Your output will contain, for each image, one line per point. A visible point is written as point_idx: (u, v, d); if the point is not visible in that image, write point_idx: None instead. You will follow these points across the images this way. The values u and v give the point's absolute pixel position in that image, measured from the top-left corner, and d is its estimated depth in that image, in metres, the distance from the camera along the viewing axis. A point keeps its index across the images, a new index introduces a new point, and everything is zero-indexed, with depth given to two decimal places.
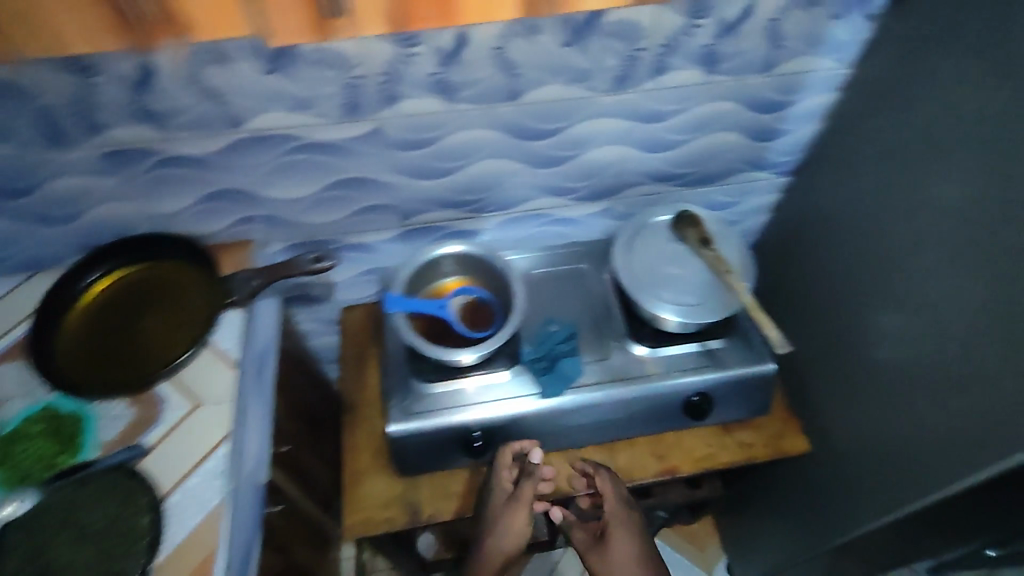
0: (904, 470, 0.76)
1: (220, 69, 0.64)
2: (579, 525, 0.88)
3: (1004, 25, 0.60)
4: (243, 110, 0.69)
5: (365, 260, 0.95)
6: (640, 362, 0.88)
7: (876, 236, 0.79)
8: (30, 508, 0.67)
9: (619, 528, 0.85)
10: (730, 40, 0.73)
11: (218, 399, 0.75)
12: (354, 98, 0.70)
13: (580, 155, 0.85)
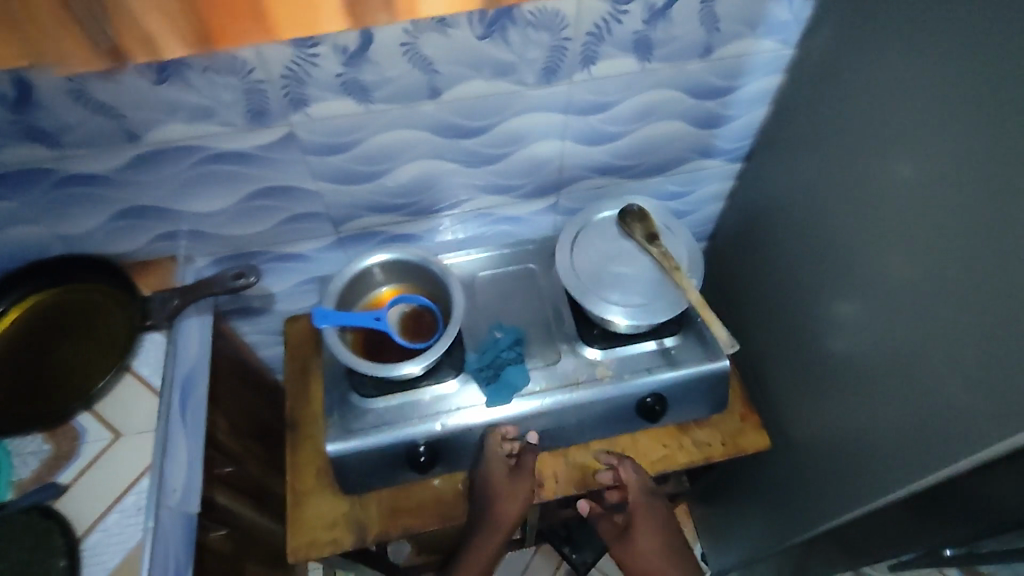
0: (865, 464, 0.74)
1: (105, 82, 0.60)
2: (605, 516, 0.88)
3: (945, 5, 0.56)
4: (139, 125, 0.64)
5: (301, 268, 0.91)
6: (590, 365, 0.84)
7: (828, 224, 0.75)
8: None
9: (644, 522, 0.85)
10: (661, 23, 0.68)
11: (141, 429, 0.71)
12: (259, 107, 0.65)
13: (515, 152, 0.80)
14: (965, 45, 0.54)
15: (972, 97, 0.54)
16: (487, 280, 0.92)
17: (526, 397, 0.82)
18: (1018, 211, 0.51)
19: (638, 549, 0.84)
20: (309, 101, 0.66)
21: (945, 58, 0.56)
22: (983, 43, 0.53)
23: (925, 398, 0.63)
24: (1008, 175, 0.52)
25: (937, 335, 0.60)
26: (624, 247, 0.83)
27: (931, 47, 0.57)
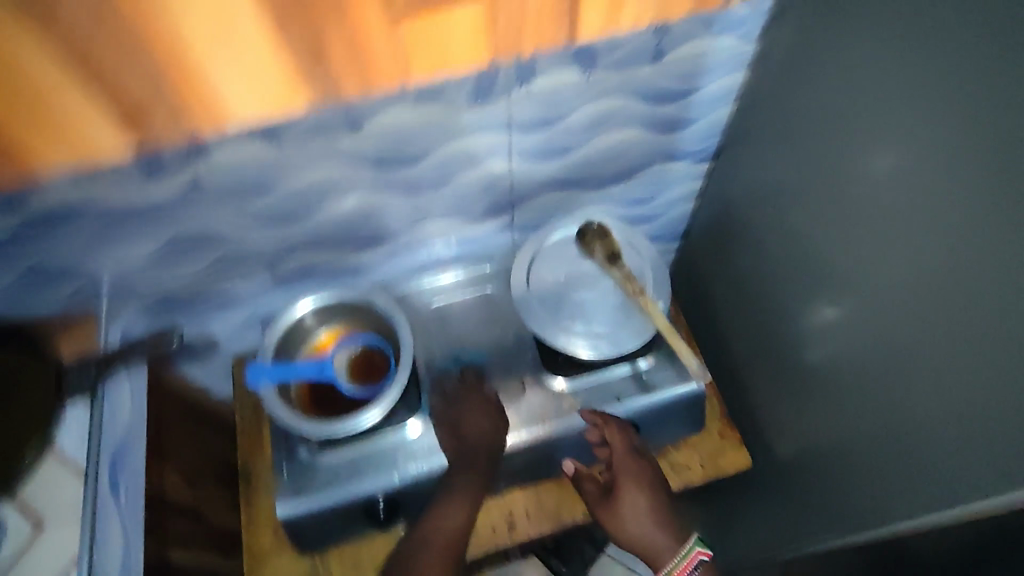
0: (847, 492, 0.69)
1: None
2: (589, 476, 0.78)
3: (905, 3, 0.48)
4: (14, 191, 0.57)
5: (242, 310, 0.84)
6: (556, 397, 0.78)
7: (800, 236, 0.69)
8: None
9: (630, 480, 0.75)
10: (597, 26, 0.60)
11: (69, 515, 0.66)
12: (150, 158, 0.58)
13: (457, 174, 0.73)
14: (930, 50, 0.47)
15: (940, 111, 0.47)
16: (444, 308, 0.85)
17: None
18: (1004, 237, 0.44)
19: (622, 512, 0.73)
20: (207, 146, 0.58)
21: (907, 64, 0.49)
22: (949, 50, 0.45)
23: (905, 433, 0.58)
24: (994, 193, 0.44)
25: (915, 368, 0.55)
26: (587, 271, 0.77)
27: (894, 50, 0.50)
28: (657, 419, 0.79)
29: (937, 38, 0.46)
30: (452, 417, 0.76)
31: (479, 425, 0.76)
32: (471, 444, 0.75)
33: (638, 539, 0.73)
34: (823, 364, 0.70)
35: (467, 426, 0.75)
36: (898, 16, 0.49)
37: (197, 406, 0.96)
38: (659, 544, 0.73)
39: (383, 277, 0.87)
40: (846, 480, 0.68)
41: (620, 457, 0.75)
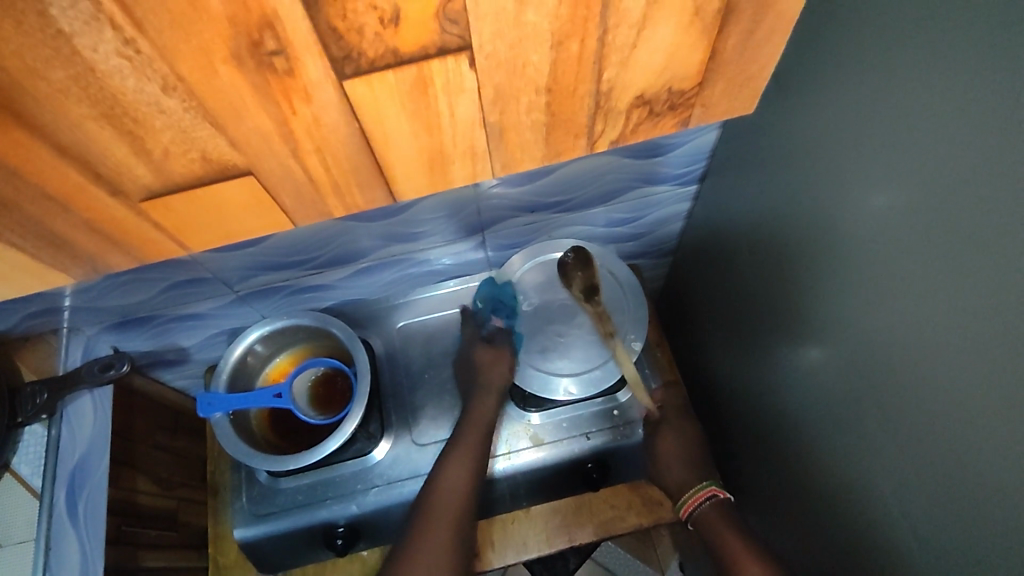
0: (822, 554, 0.65)
1: None
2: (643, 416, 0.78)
3: (902, 50, 0.42)
4: None
5: (208, 324, 0.83)
6: (525, 429, 0.76)
7: (784, 277, 0.63)
8: None
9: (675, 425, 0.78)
10: None
11: (23, 537, 0.65)
12: None
13: (417, 203, 0.69)
14: (926, 111, 0.41)
15: (934, 174, 0.41)
16: (411, 329, 0.83)
17: (494, 460, 0.75)
18: (1007, 327, 0.38)
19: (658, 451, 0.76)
20: None
21: (902, 123, 0.43)
22: (946, 107, 0.39)
23: (889, 506, 0.53)
24: (998, 279, 0.38)
25: (901, 443, 0.50)
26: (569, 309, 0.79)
27: (886, 99, 0.44)
28: (631, 454, 0.77)
29: (936, 88, 0.40)
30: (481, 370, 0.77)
31: (496, 389, 0.75)
32: (486, 410, 0.74)
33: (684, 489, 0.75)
34: (798, 412, 0.65)
35: (486, 397, 0.75)
36: (889, 62, 0.43)
37: (174, 410, 0.96)
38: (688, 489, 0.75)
39: (353, 293, 0.85)
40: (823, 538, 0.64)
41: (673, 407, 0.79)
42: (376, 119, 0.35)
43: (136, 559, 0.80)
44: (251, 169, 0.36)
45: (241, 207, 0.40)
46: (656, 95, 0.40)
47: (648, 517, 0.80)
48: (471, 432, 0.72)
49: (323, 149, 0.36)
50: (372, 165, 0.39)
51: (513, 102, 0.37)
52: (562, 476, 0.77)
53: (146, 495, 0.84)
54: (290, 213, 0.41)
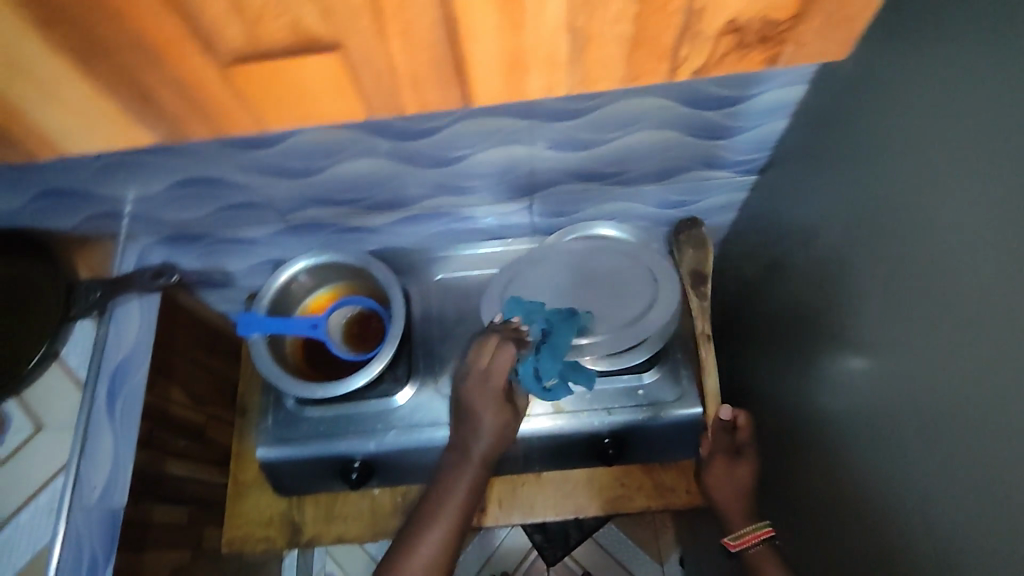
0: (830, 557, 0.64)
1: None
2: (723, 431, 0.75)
3: (985, 36, 0.40)
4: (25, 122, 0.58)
5: (255, 251, 0.85)
6: (546, 396, 0.76)
7: (831, 277, 0.61)
8: None
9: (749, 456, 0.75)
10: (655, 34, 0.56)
11: (63, 425, 0.69)
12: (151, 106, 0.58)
13: (470, 155, 0.69)
14: (1005, 97, 0.39)
15: (1002, 168, 0.40)
16: (448, 283, 0.83)
17: None
18: None
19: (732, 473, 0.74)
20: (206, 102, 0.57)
21: (976, 110, 0.41)
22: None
23: (908, 514, 0.52)
24: None
25: (927, 449, 0.48)
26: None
27: (960, 88, 0.42)
28: (649, 434, 0.76)
29: (1017, 77, 0.38)
30: (473, 399, 0.69)
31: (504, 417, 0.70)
32: (471, 474, 0.68)
33: (716, 492, 0.75)
34: (827, 413, 0.64)
35: (473, 457, 0.69)
36: (969, 50, 0.41)
37: (214, 331, 0.99)
38: (735, 515, 0.73)
39: (396, 241, 0.86)
40: (835, 542, 0.63)
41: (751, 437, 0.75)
42: (464, 5, 0.35)
43: (161, 462, 0.84)
44: (337, 43, 0.37)
45: (316, 89, 0.40)
46: (749, 23, 0.39)
47: (660, 504, 0.80)
48: (458, 484, 0.68)
49: (408, 33, 0.37)
50: (454, 60, 0.39)
51: (603, 7, 0.36)
52: (580, 448, 0.78)
53: (177, 405, 0.88)
54: (366, 102, 0.42)
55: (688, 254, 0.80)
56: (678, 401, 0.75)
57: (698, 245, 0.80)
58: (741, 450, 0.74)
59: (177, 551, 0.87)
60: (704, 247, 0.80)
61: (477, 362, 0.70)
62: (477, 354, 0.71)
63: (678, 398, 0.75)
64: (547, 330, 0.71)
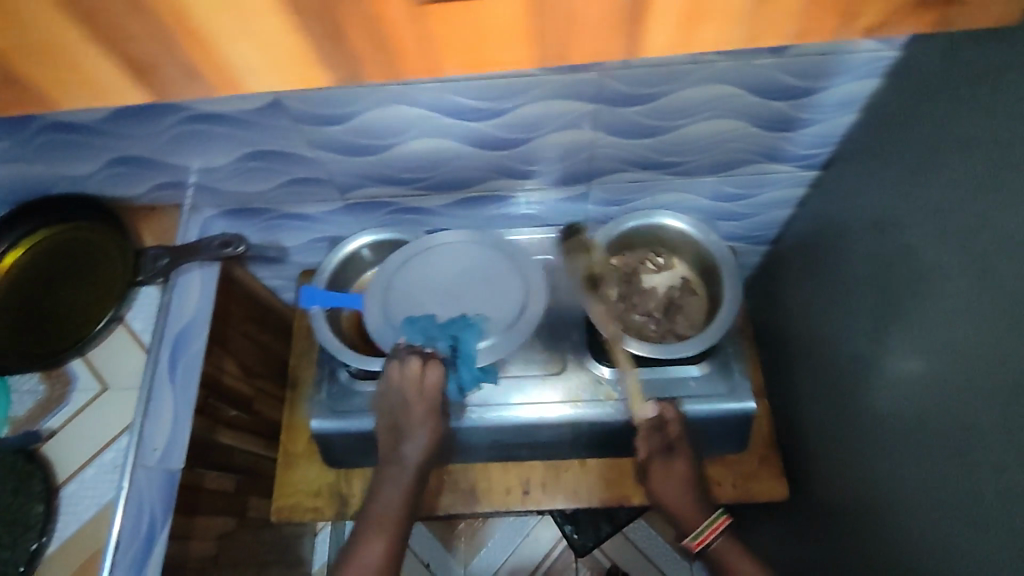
0: (888, 556, 0.64)
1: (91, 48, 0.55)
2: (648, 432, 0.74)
3: None
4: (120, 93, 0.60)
5: (313, 228, 0.87)
6: (596, 382, 0.76)
7: (897, 272, 0.61)
8: None
9: (683, 451, 0.75)
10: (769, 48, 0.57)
11: (127, 386, 0.72)
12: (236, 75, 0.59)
13: (536, 138, 0.69)
14: None
15: None
16: None
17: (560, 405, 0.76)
18: None
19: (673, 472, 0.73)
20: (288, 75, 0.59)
21: None
22: None
23: (972, 510, 0.51)
24: None
25: (998, 446, 0.48)
26: (647, 285, 0.79)
27: None
28: (697, 426, 0.76)
29: None
30: (404, 417, 0.70)
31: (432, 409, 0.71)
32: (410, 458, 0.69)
33: (662, 495, 0.75)
34: (887, 408, 0.64)
35: (407, 441, 0.70)
36: None
37: (265, 306, 1.01)
38: (686, 511, 0.74)
39: (451, 224, 0.87)
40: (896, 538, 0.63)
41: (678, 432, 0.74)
42: None
43: (213, 429, 0.86)
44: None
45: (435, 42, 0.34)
46: None
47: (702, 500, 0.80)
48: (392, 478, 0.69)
49: None
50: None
51: None
52: (627, 436, 0.78)
53: (230, 375, 0.90)
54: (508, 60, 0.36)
55: (580, 259, 0.78)
56: (732, 395, 0.75)
57: (580, 248, 0.78)
58: (672, 445, 0.74)
59: (222, 517, 0.90)
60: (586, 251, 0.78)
61: (407, 383, 0.69)
62: (404, 376, 0.69)
63: (731, 392, 0.75)
64: (455, 342, 0.72)
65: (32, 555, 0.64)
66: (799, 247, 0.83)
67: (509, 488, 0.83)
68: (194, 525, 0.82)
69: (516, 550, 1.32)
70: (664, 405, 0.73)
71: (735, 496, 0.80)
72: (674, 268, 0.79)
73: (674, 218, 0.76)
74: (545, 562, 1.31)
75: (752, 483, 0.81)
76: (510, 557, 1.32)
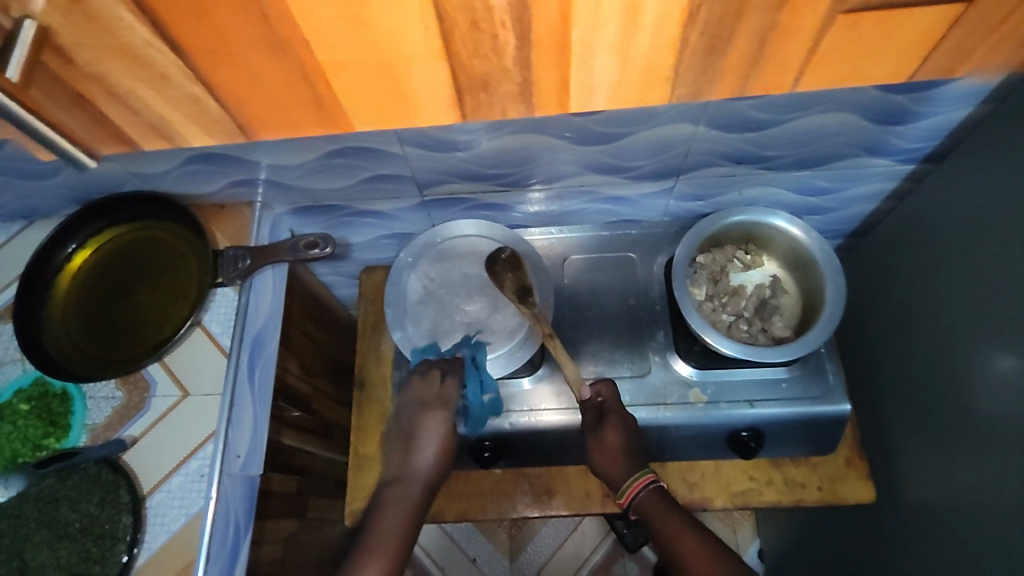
0: (979, 557, 0.62)
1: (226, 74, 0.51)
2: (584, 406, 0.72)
3: None
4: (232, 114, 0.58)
5: (382, 224, 0.84)
6: (684, 385, 0.76)
7: (1010, 275, 0.59)
8: (14, 496, 0.64)
9: (615, 420, 0.71)
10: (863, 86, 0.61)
11: (209, 392, 0.69)
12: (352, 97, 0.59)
13: (635, 133, 0.66)
14: None
15: None
16: (580, 263, 0.82)
17: (649, 408, 0.75)
18: None
19: (602, 446, 0.71)
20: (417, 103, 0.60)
21: None
22: None
23: None
24: None
25: None
26: (735, 283, 0.77)
27: None
28: (785, 428, 0.75)
29: None
30: (420, 425, 0.70)
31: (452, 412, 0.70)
32: (427, 457, 0.70)
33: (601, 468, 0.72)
34: (987, 412, 0.62)
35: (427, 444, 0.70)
36: None
37: (322, 302, 0.98)
38: (615, 476, 0.71)
39: (525, 219, 0.84)
40: (986, 547, 0.62)
41: (610, 401, 0.72)
42: None
43: (280, 432, 0.84)
44: None
45: None
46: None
47: (780, 502, 0.81)
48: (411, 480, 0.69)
49: None
50: None
51: None
52: (712, 438, 0.77)
53: (293, 375, 0.88)
54: None
55: (509, 278, 0.73)
56: (822, 397, 0.74)
57: (514, 264, 0.74)
58: (606, 415, 0.71)
59: (289, 519, 0.88)
60: (523, 265, 0.74)
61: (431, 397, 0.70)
62: (424, 398, 0.70)
63: (823, 395, 0.74)
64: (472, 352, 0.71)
65: (122, 568, 0.62)
66: (887, 241, 0.81)
67: (587, 490, 0.82)
68: (266, 530, 0.80)
69: (559, 542, 1.32)
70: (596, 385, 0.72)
71: (817, 498, 0.81)
72: (762, 265, 0.78)
73: (772, 215, 0.73)
74: (588, 554, 1.31)
75: (833, 483, 0.81)
76: (556, 551, 1.31)
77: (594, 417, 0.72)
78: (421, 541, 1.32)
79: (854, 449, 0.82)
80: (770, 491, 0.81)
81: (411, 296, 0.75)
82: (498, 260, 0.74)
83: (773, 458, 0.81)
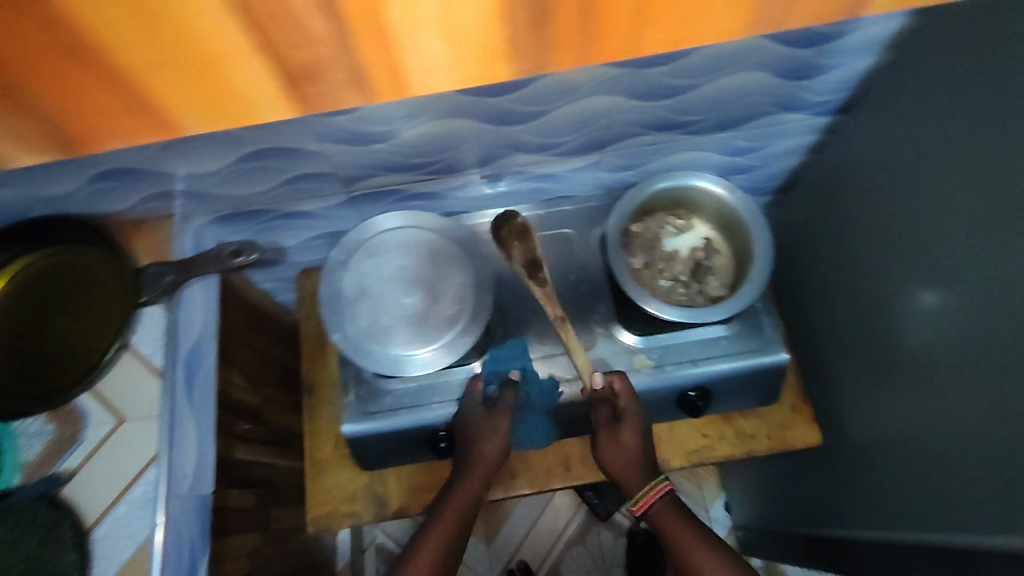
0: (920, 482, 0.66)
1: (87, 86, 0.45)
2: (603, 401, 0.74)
3: None
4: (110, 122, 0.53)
5: (313, 224, 0.82)
6: (630, 353, 0.77)
7: (924, 215, 0.62)
8: None
9: (633, 423, 0.73)
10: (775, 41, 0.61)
11: (147, 414, 0.67)
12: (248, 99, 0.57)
13: (556, 109, 0.66)
14: None
15: None
16: None
17: None
18: None
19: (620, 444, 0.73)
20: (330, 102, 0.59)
21: None
22: None
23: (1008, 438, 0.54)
24: None
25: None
26: (669, 248, 0.78)
27: None
28: (730, 383, 0.77)
29: None
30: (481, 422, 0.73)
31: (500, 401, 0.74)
32: (491, 449, 0.73)
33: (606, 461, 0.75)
34: (913, 347, 0.66)
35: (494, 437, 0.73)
36: None
37: (262, 310, 0.96)
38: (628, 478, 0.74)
39: (458, 205, 0.84)
40: (925, 473, 0.65)
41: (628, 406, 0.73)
42: None
43: (231, 447, 0.82)
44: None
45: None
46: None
47: (734, 455, 0.83)
48: (472, 473, 0.73)
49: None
50: None
51: None
52: (663, 401, 0.78)
53: (238, 388, 0.86)
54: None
55: (516, 248, 0.71)
56: (762, 349, 0.76)
57: (522, 235, 0.72)
58: (621, 415, 0.73)
59: (252, 533, 0.86)
60: (530, 236, 0.72)
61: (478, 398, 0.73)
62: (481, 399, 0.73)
63: (762, 347, 0.76)
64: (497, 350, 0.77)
65: None
66: (811, 193, 0.83)
67: (549, 466, 0.83)
68: (228, 547, 0.78)
69: (533, 521, 1.34)
70: (613, 375, 0.72)
71: (767, 446, 0.84)
72: (694, 228, 0.79)
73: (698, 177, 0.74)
74: (562, 528, 1.33)
75: (780, 431, 0.84)
76: (531, 528, 1.33)
77: (608, 413, 0.74)
78: (379, 536, 1.31)
79: (799, 395, 0.85)
80: (722, 446, 0.83)
81: (347, 295, 0.74)
82: (507, 225, 0.72)
83: (723, 414, 0.83)
